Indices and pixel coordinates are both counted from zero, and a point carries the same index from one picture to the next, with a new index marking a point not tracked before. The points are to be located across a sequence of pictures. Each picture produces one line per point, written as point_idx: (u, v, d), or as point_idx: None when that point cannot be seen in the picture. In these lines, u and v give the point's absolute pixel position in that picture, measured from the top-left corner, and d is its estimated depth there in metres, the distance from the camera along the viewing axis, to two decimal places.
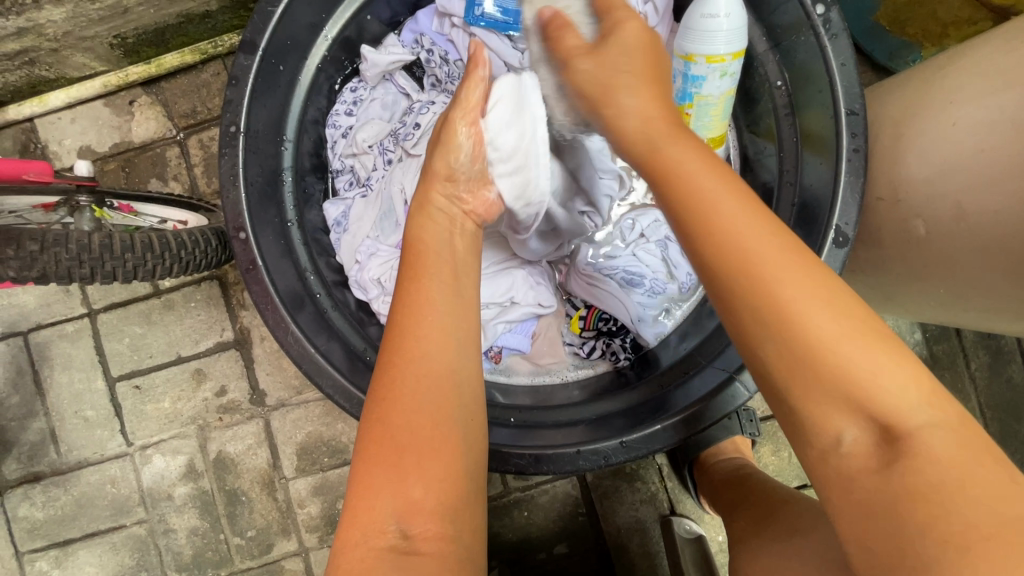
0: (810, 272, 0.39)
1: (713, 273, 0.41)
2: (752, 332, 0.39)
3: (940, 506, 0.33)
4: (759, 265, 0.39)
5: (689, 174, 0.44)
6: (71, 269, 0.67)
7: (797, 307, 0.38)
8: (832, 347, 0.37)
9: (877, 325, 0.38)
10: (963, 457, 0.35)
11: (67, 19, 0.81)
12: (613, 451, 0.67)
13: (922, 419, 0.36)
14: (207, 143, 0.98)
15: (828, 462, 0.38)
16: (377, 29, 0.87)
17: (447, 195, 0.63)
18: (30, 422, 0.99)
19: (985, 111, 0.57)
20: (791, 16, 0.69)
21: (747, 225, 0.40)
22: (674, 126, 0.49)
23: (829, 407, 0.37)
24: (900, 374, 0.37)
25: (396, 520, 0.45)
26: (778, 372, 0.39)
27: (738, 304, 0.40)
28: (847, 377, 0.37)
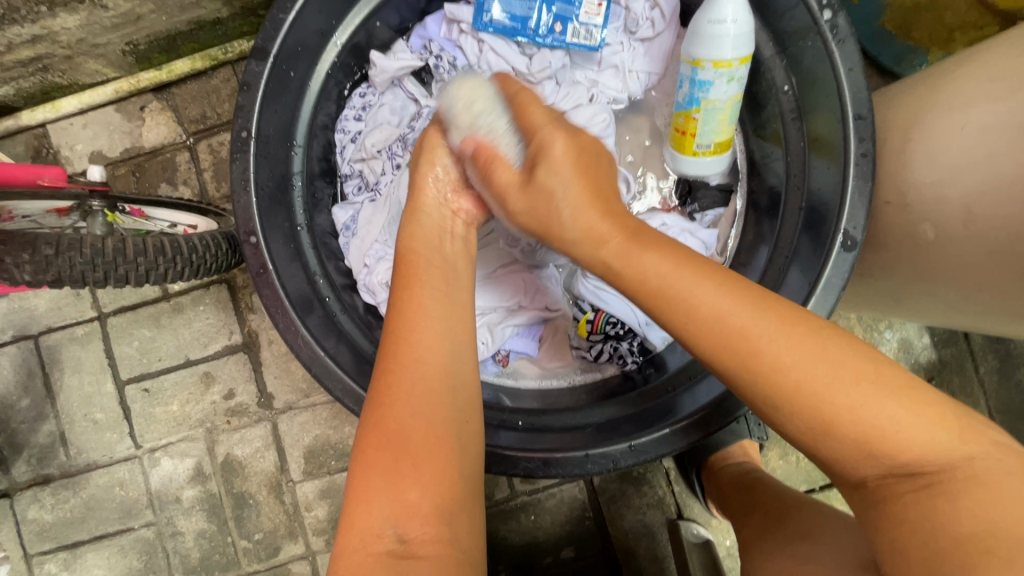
0: (810, 340, 0.42)
1: (718, 360, 0.44)
2: (775, 411, 0.42)
3: (977, 524, 0.36)
4: (761, 345, 0.42)
5: (668, 276, 0.47)
6: (84, 272, 0.68)
7: (804, 383, 0.41)
8: (845, 413, 0.39)
9: (890, 371, 0.41)
10: (994, 476, 0.37)
11: (81, 26, 0.82)
12: (621, 455, 0.68)
13: (958, 451, 0.38)
14: (216, 148, 0.99)
15: (868, 501, 0.41)
16: (385, 35, 0.88)
17: (437, 195, 0.65)
18: (40, 424, 1.00)
19: (992, 117, 0.58)
20: (798, 22, 0.69)
21: (738, 313, 0.44)
22: (630, 225, 0.53)
23: (857, 460, 0.40)
24: (923, 419, 0.39)
25: (394, 525, 0.45)
26: (803, 438, 0.42)
27: (748, 385, 0.43)
28: (871, 431, 0.39)
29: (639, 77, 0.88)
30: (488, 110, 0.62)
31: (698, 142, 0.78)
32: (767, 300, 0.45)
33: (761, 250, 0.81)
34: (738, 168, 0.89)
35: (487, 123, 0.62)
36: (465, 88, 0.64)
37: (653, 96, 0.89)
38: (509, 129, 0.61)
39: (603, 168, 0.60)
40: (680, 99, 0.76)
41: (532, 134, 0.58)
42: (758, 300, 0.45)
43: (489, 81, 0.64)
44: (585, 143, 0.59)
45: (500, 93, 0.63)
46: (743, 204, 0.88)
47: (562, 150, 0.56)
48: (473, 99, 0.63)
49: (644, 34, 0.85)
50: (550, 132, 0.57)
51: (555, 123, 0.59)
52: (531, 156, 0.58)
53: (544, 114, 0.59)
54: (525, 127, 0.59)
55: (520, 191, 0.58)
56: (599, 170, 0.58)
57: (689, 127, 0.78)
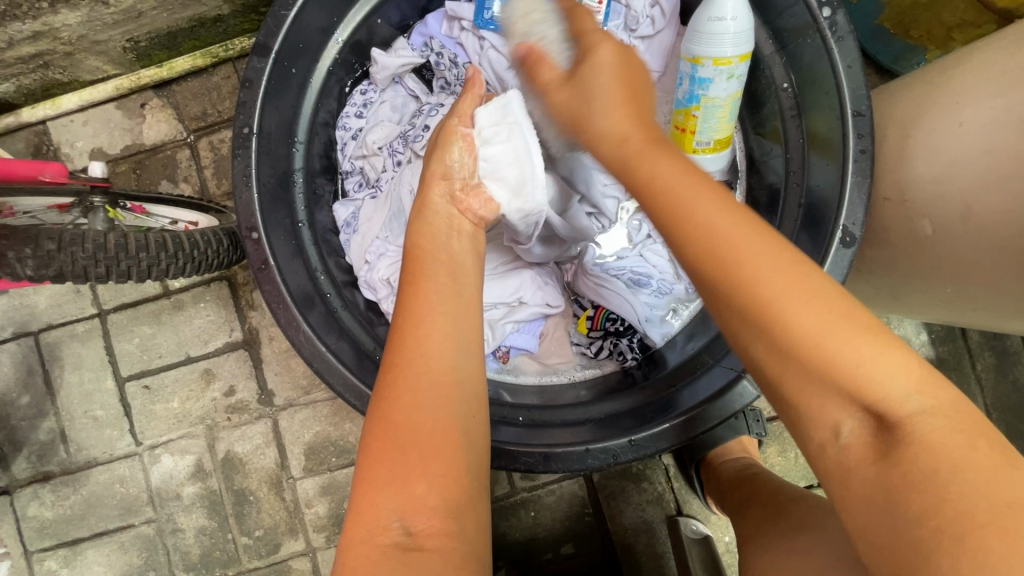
0: (792, 267, 0.39)
1: (697, 268, 0.42)
2: (741, 331, 0.40)
3: (934, 490, 0.34)
4: (743, 257, 0.40)
5: (665, 185, 0.45)
6: (86, 268, 0.68)
7: (780, 305, 0.38)
8: (816, 340, 0.37)
9: (865, 313, 0.38)
10: (952, 439, 0.35)
11: (82, 23, 0.82)
12: (622, 450, 0.68)
13: (913, 406, 0.36)
14: (217, 145, 0.99)
15: (829, 462, 0.39)
16: (386, 33, 0.88)
17: (445, 193, 0.67)
18: (40, 421, 1.00)
19: (990, 113, 0.58)
20: (797, 19, 0.69)
21: (723, 227, 0.41)
22: (653, 133, 0.51)
23: (824, 397, 0.38)
24: (894, 363, 0.37)
25: (399, 517, 0.45)
26: (767, 363, 0.40)
27: (722, 300, 0.41)
28: (835, 369, 0.37)
29: None
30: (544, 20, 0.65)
31: (698, 139, 0.78)
32: (754, 220, 0.42)
33: None
34: (737, 166, 0.89)
35: (540, 33, 0.64)
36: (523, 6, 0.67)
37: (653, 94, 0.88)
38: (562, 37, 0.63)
39: (646, 86, 0.59)
40: (680, 96, 0.76)
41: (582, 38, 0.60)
42: (752, 218, 0.42)
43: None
44: (631, 58, 0.60)
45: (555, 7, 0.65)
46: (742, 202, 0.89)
47: (610, 55, 0.58)
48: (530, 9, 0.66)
49: (644, 31, 0.85)
50: (599, 39, 0.59)
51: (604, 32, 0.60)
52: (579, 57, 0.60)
53: (594, 25, 0.61)
54: (577, 34, 0.61)
55: (562, 86, 0.60)
56: (631, 76, 0.57)
57: (689, 125, 0.78)
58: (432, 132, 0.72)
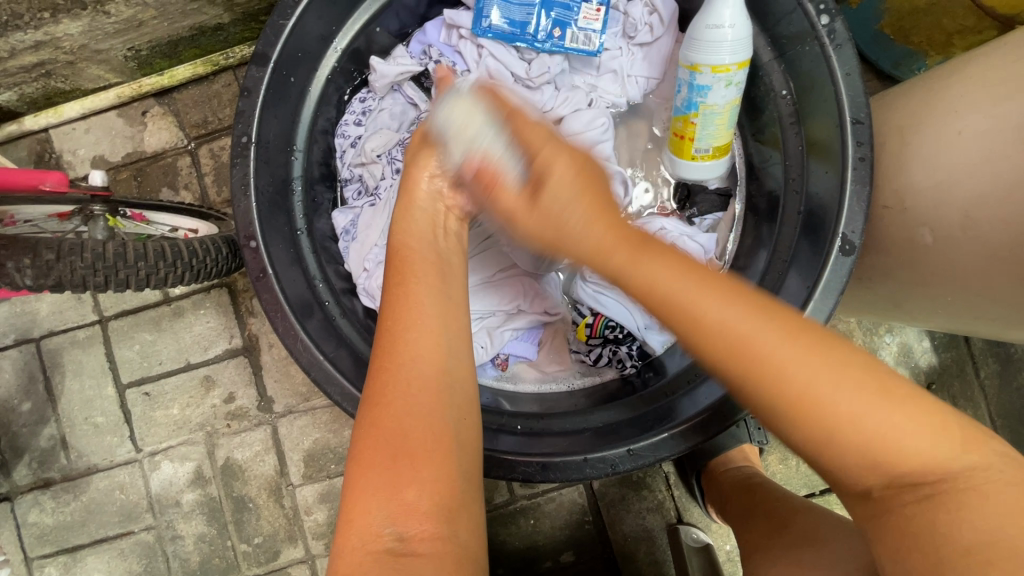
0: (815, 351, 0.39)
1: (717, 368, 0.42)
2: (778, 424, 0.40)
3: (980, 535, 0.36)
4: (766, 356, 0.39)
5: (666, 285, 0.45)
6: (85, 277, 0.68)
7: (817, 398, 0.38)
8: (850, 428, 0.38)
9: (891, 376, 0.40)
10: (990, 482, 0.37)
11: (83, 32, 0.82)
12: (621, 459, 0.68)
13: (945, 458, 0.38)
14: (217, 153, 0.99)
15: (868, 509, 0.41)
16: (385, 41, 0.88)
17: (431, 191, 0.66)
18: (41, 428, 1.00)
19: (990, 121, 0.58)
20: (796, 27, 0.69)
21: (739, 323, 0.41)
22: (635, 245, 0.51)
23: (860, 467, 0.39)
24: (923, 425, 0.38)
25: (391, 523, 0.45)
26: (805, 450, 0.40)
27: (751, 396, 0.41)
28: (873, 441, 0.38)
29: (637, 81, 0.88)
30: (483, 129, 0.63)
31: (696, 146, 0.78)
32: (769, 307, 0.42)
33: (760, 254, 0.82)
34: (736, 173, 0.89)
35: (483, 141, 0.63)
36: (459, 107, 0.66)
37: (650, 100, 0.90)
38: (507, 149, 0.62)
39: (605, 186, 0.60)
40: (678, 103, 0.76)
41: (534, 153, 0.59)
42: (764, 305, 0.42)
43: (481, 96, 0.65)
44: (587, 160, 0.60)
45: (492, 112, 0.63)
46: (741, 209, 0.88)
47: (564, 171, 0.57)
48: (471, 113, 0.64)
49: (642, 38, 0.86)
50: (550, 156, 0.58)
51: (554, 142, 0.60)
52: (534, 177, 0.59)
53: (540, 133, 0.61)
54: (525, 144, 0.60)
55: (528, 211, 0.58)
56: (587, 162, 0.60)
57: (687, 132, 0.78)
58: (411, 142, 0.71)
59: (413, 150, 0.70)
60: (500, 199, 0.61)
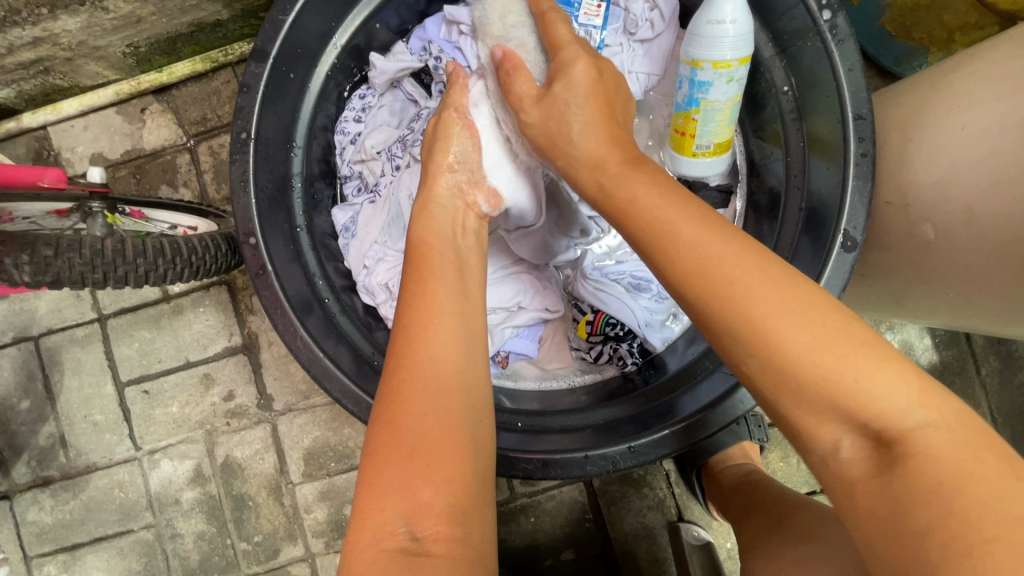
0: (779, 286, 0.40)
1: (687, 295, 0.44)
2: (733, 352, 0.41)
3: (937, 500, 0.33)
4: (733, 280, 0.41)
5: (651, 207, 0.48)
6: (84, 273, 0.68)
7: (770, 326, 0.39)
8: (803, 360, 0.37)
9: (870, 335, 0.38)
10: (961, 453, 0.34)
11: (82, 29, 0.82)
12: (621, 456, 0.67)
13: (916, 418, 0.35)
14: (216, 150, 0.99)
15: (833, 476, 0.38)
16: (385, 37, 0.88)
17: (450, 186, 0.67)
18: (40, 426, 1.00)
19: (994, 116, 0.57)
20: (798, 22, 0.69)
21: (712, 248, 0.43)
22: (629, 153, 0.56)
23: (818, 412, 0.38)
24: (897, 381, 0.36)
25: (406, 522, 0.44)
26: (759, 380, 0.40)
27: (712, 323, 0.42)
28: (830, 387, 0.37)
29: (638, 77, 0.87)
30: (517, 27, 0.69)
31: (698, 142, 0.78)
32: (747, 243, 0.43)
33: (761, 251, 0.81)
34: (737, 169, 0.89)
35: (514, 35, 0.69)
36: (496, 2, 0.70)
37: (651, 96, 0.89)
38: (537, 49, 0.68)
39: (619, 101, 0.65)
40: (680, 100, 0.76)
41: (558, 48, 0.65)
42: (742, 241, 0.43)
43: None
44: (608, 73, 0.65)
45: (529, 11, 0.69)
46: (742, 205, 0.88)
47: (582, 71, 0.62)
48: (505, 10, 0.69)
49: (643, 35, 0.85)
50: (575, 51, 0.64)
51: (577, 42, 0.65)
52: (553, 73, 0.64)
53: (569, 33, 0.66)
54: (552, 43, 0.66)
55: (536, 102, 0.64)
56: (612, 71, 0.65)
57: (688, 129, 0.77)
58: (429, 122, 0.72)
59: (433, 125, 0.71)
60: (515, 89, 0.66)
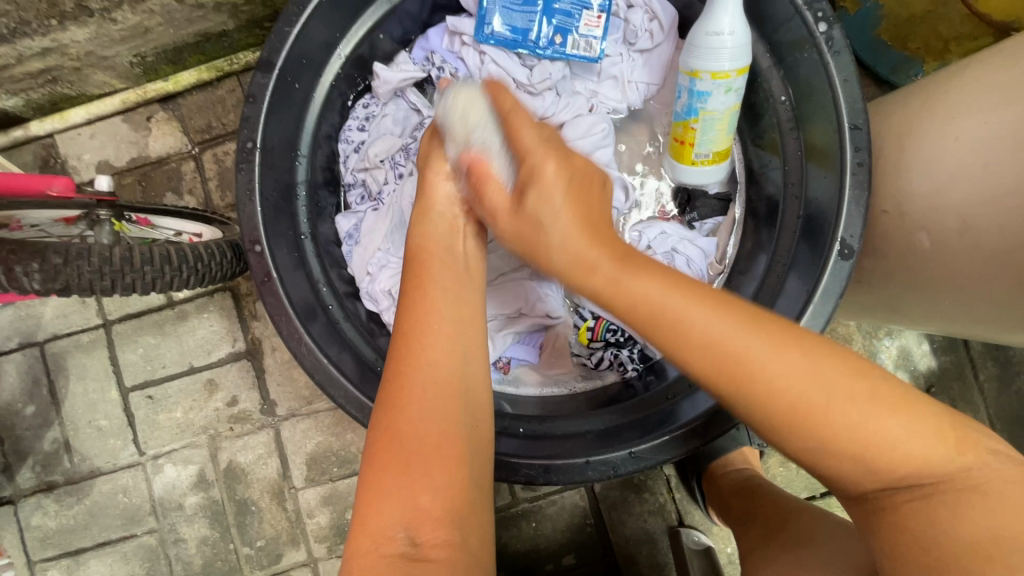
0: (805, 357, 0.42)
1: (716, 386, 0.44)
2: (778, 434, 0.43)
3: (984, 540, 0.37)
4: (763, 369, 0.42)
5: (657, 303, 0.47)
6: (91, 281, 0.69)
7: (817, 411, 0.41)
8: (846, 436, 0.40)
9: (892, 387, 0.42)
10: (999, 488, 0.39)
11: (90, 39, 0.83)
12: (622, 462, 0.68)
13: (954, 464, 0.39)
14: (221, 158, 1.00)
15: (874, 523, 0.42)
16: (389, 47, 0.89)
17: (449, 195, 0.65)
18: (45, 431, 1.01)
19: (987, 128, 0.58)
20: (795, 34, 0.70)
21: (736, 335, 0.44)
22: (618, 254, 0.53)
23: (864, 475, 0.41)
24: (925, 430, 0.40)
25: (405, 528, 0.45)
26: (806, 455, 0.42)
27: (751, 410, 0.43)
28: (882, 449, 0.40)
29: (638, 87, 0.89)
30: (482, 124, 0.61)
31: (696, 151, 0.79)
32: (761, 319, 0.45)
33: (760, 258, 0.82)
34: (736, 177, 0.89)
35: (478, 136, 0.61)
36: (460, 97, 0.63)
37: (652, 105, 0.90)
38: (503, 151, 0.61)
39: (596, 190, 0.61)
40: (679, 109, 0.77)
41: (523, 157, 0.58)
42: (755, 317, 0.45)
43: (483, 89, 0.63)
44: (577, 165, 0.60)
45: (493, 107, 0.61)
46: (741, 213, 0.89)
47: (554, 173, 0.57)
48: (468, 111, 0.62)
49: (643, 45, 0.87)
50: (541, 155, 0.58)
51: (543, 144, 0.59)
52: (523, 180, 0.58)
53: (532, 135, 0.59)
54: (515, 149, 0.59)
55: (510, 216, 0.59)
56: (581, 159, 0.61)
57: (687, 137, 0.79)
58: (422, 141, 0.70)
59: (421, 158, 0.68)
60: (487, 201, 0.60)
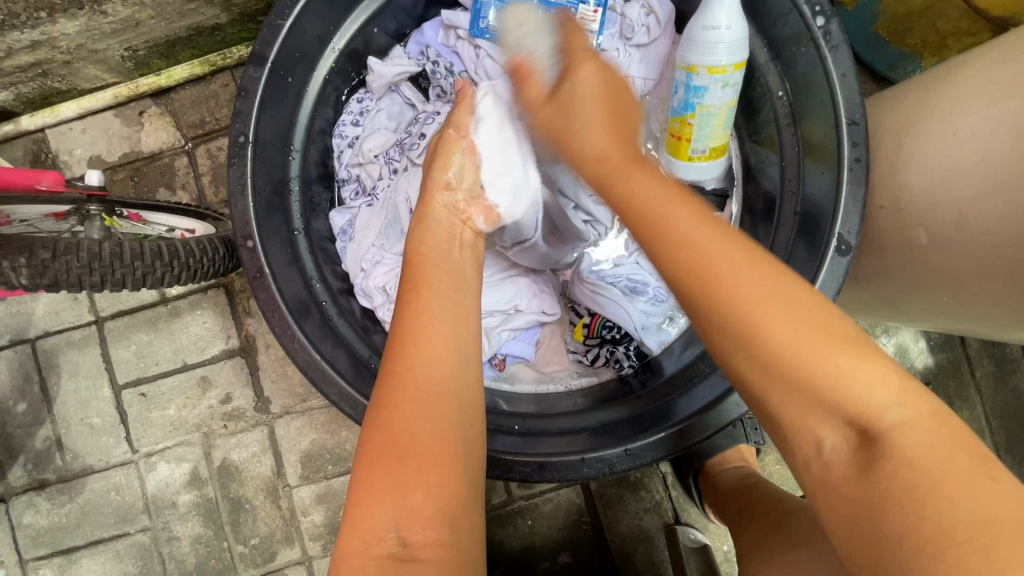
0: (767, 276, 0.41)
1: (674, 286, 0.43)
2: (722, 346, 0.41)
3: (916, 512, 0.33)
4: (720, 274, 0.41)
5: (639, 200, 0.47)
6: (81, 276, 0.68)
7: (760, 327, 0.39)
8: (789, 357, 0.38)
9: (849, 332, 0.39)
10: (936, 453, 0.34)
11: (80, 32, 0.82)
12: (618, 459, 0.68)
13: (893, 415, 0.36)
14: (214, 153, 0.99)
15: (815, 477, 0.39)
16: (383, 41, 0.88)
17: (446, 203, 0.68)
18: (36, 429, 1.00)
19: (985, 122, 0.58)
20: (792, 28, 0.69)
21: (701, 238, 0.43)
22: (629, 159, 0.53)
23: (803, 406, 0.38)
24: (874, 372, 0.37)
25: (395, 528, 0.45)
26: (746, 375, 0.41)
27: (704, 319, 0.42)
28: (819, 379, 0.37)
29: (636, 82, 0.87)
30: (536, 35, 0.68)
31: (694, 147, 0.78)
32: (736, 237, 0.43)
33: None
34: (733, 173, 0.89)
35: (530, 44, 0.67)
36: (516, 12, 0.70)
37: (649, 100, 0.88)
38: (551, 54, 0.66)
39: (629, 108, 0.62)
40: (675, 104, 0.76)
41: (569, 53, 0.64)
42: (727, 232, 0.43)
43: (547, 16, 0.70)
44: (616, 81, 0.62)
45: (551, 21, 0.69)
46: (738, 209, 0.89)
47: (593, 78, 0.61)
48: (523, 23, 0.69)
49: (639, 39, 0.86)
50: (584, 61, 0.62)
51: (590, 52, 0.64)
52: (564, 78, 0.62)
53: (583, 43, 0.65)
54: (563, 51, 0.65)
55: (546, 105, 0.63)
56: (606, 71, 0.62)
57: (684, 133, 0.78)
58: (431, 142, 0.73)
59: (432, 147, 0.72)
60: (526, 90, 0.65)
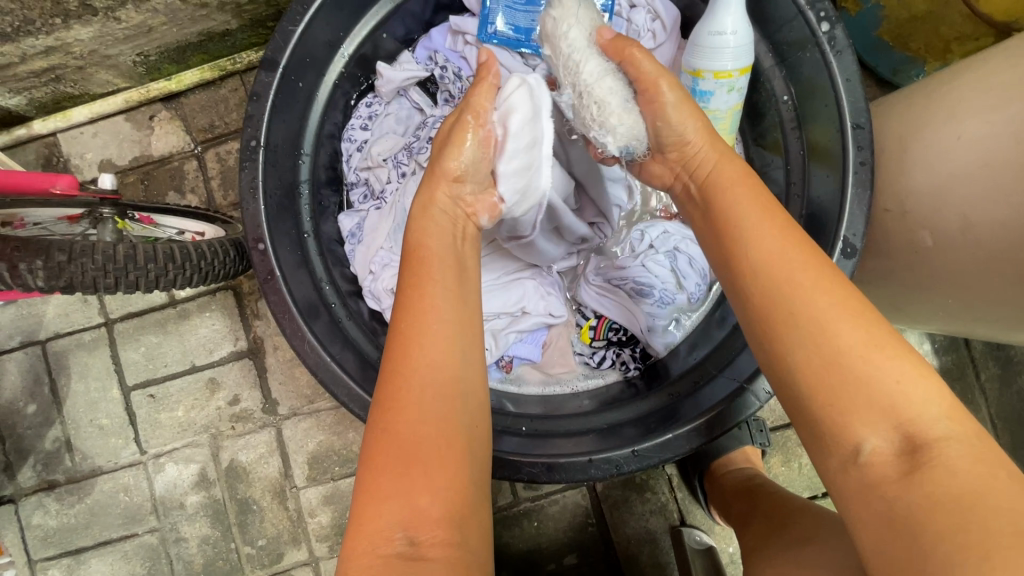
0: (836, 286, 0.43)
1: (748, 282, 0.47)
2: (784, 340, 0.43)
3: (952, 514, 0.34)
4: (793, 275, 0.44)
5: (734, 205, 0.51)
6: (95, 278, 0.69)
7: (823, 322, 0.42)
8: (847, 354, 0.40)
9: (905, 347, 0.41)
10: (976, 468, 0.36)
11: (93, 38, 0.83)
12: (625, 460, 0.68)
13: (939, 428, 0.38)
14: (224, 157, 1.01)
15: (849, 482, 0.40)
16: (391, 46, 0.89)
17: (453, 194, 0.65)
18: (46, 430, 1.01)
19: (989, 126, 0.59)
20: (797, 33, 0.70)
21: (777, 245, 0.46)
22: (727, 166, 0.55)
23: (856, 406, 0.40)
24: (927, 386, 0.39)
25: (403, 528, 0.45)
26: (799, 371, 0.42)
27: (771, 312, 0.44)
28: (870, 379, 0.40)
29: None
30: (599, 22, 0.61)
31: None
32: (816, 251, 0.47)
33: None
34: None
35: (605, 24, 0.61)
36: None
37: None
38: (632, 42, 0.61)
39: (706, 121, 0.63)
40: None
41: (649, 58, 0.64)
42: (808, 245, 0.47)
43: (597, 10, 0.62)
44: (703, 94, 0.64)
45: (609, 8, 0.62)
46: None
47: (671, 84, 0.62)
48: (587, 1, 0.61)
49: (646, 44, 0.86)
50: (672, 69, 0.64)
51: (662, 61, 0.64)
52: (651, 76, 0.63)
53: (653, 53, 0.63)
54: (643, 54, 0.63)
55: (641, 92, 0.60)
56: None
57: None
58: (447, 120, 0.68)
59: (446, 130, 0.67)
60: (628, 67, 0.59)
